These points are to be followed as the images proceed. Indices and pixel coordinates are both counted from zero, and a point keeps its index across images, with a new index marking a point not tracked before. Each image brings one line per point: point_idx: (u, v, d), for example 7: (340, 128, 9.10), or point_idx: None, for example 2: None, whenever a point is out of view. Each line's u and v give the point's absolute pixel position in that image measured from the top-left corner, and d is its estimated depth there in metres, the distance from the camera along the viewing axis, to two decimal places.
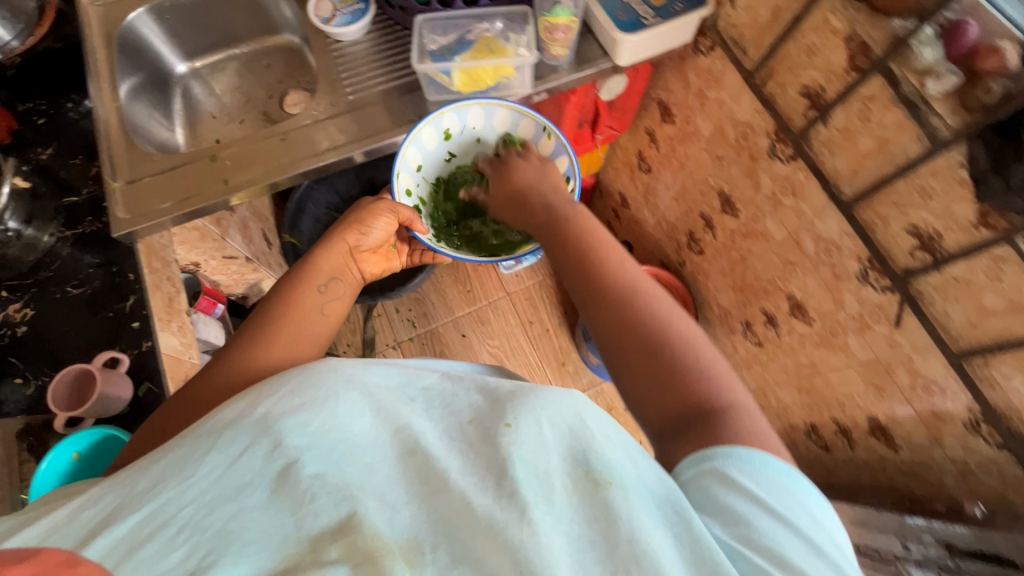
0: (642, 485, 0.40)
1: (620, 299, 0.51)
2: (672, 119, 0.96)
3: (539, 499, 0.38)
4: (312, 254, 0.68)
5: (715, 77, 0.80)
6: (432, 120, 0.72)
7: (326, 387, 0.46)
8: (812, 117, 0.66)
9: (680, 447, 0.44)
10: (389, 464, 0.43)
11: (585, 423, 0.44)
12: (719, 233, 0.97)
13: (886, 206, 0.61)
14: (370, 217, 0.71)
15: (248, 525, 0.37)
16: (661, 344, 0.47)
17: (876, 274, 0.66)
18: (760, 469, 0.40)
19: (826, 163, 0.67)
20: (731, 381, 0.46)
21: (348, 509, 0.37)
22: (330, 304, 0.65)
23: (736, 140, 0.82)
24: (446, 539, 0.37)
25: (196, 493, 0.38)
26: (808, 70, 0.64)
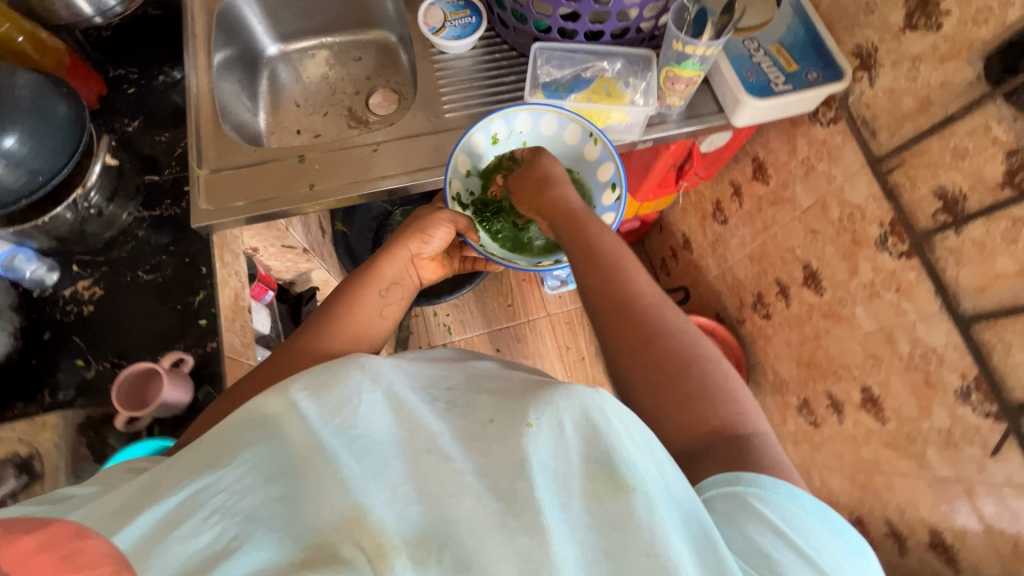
0: (669, 496, 0.39)
1: (644, 316, 0.53)
2: (766, 179, 0.91)
3: (557, 504, 0.37)
4: (373, 257, 0.64)
5: (831, 150, 0.75)
6: (483, 125, 0.67)
7: (341, 377, 0.44)
8: (942, 221, 0.62)
9: (701, 467, 0.48)
10: (403, 456, 0.40)
11: (611, 424, 0.40)
12: (793, 304, 0.93)
13: (1012, 332, 0.57)
14: (432, 226, 0.65)
15: (272, 512, 0.37)
16: (690, 363, 0.51)
17: (980, 397, 0.62)
18: (786, 503, 0.43)
19: (947, 271, 0.63)
20: (746, 403, 0.51)
21: (358, 500, 0.36)
22: (387, 308, 0.62)
23: (839, 220, 0.77)
24: (452, 541, 0.35)
25: (230, 480, 0.39)
26: (949, 173, 0.59)
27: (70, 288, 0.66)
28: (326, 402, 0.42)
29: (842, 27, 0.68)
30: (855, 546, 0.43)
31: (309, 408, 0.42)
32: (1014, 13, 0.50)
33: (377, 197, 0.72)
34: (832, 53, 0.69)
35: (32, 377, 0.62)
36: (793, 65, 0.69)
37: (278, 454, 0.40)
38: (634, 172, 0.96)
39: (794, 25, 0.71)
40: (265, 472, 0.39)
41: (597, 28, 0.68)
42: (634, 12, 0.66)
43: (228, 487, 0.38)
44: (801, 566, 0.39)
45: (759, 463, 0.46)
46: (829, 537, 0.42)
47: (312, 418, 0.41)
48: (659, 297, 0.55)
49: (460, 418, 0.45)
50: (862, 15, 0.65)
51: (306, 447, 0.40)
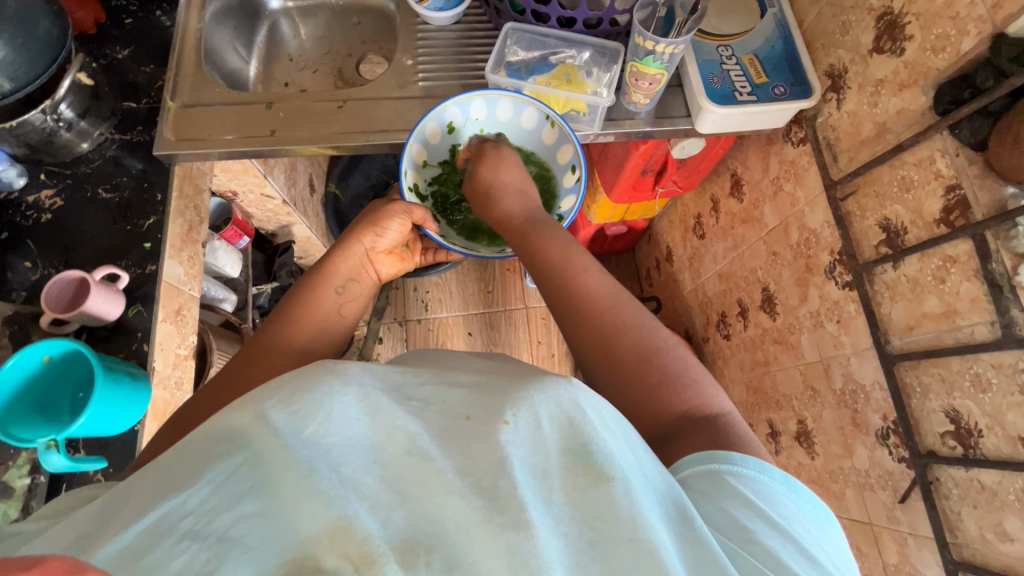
0: (649, 485, 0.39)
1: (602, 316, 0.52)
2: (740, 196, 0.90)
3: (541, 501, 0.36)
4: (326, 256, 0.64)
5: (797, 171, 0.73)
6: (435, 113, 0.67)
7: (312, 383, 0.40)
8: (883, 254, 0.60)
9: (674, 452, 0.47)
10: (381, 460, 0.37)
11: (587, 415, 0.39)
12: (750, 327, 0.91)
13: (931, 375, 0.55)
14: (385, 218, 0.65)
15: (249, 530, 0.33)
16: (649, 357, 0.51)
17: (897, 440, 0.60)
18: (753, 476, 0.42)
19: (881, 306, 0.60)
20: (709, 387, 0.51)
21: (341, 509, 0.34)
22: (344, 306, 0.62)
23: (797, 244, 0.75)
24: (440, 543, 0.33)
25: (196, 502, 0.34)
26: (895, 205, 0.57)
27: (34, 195, 0.70)
28: (298, 412, 0.38)
29: (820, 46, 0.66)
30: (825, 515, 0.42)
31: (280, 421, 0.37)
32: (968, 43, 0.49)
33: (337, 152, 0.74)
34: (805, 71, 0.67)
35: None
36: (762, 78, 0.68)
37: (249, 471, 0.36)
38: (610, 171, 0.95)
39: (774, 38, 0.70)
40: (233, 489, 0.35)
41: (569, 15, 0.68)
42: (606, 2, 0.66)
43: (194, 510, 0.34)
44: (778, 541, 0.39)
45: (732, 441, 0.46)
46: (801, 506, 0.42)
47: (284, 430, 0.37)
48: (615, 290, 0.54)
49: (434, 412, 0.42)
50: (838, 35, 0.63)
51: (279, 463, 0.36)
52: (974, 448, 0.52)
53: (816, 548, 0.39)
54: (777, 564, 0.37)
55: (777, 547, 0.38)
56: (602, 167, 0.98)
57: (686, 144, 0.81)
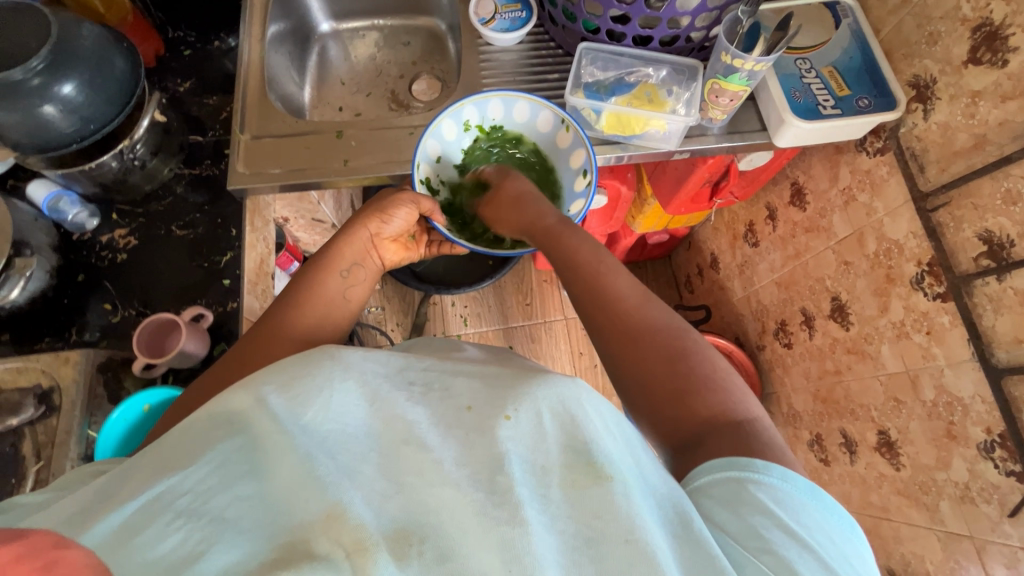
0: (648, 484, 0.39)
1: (626, 316, 0.51)
2: (803, 205, 0.89)
3: (536, 499, 0.36)
4: (330, 239, 0.61)
5: (874, 182, 0.72)
6: (453, 111, 0.68)
7: (311, 370, 0.40)
8: (984, 266, 0.59)
9: (695, 459, 0.45)
10: (378, 450, 0.38)
11: (586, 411, 0.39)
12: (817, 336, 0.90)
13: None
14: (393, 207, 0.61)
15: (245, 512, 0.34)
16: (673, 357, 0.48)
17: (1004, 453, 0.60)
18: (776, 486, 0.40)
19: (984, 319, 0.60)
20: (740, 393, 0.48)
21: (337, 496, 0.34)
22: (349, 290, 0.60)
23: (875, 254, 0.74)
24: (432, 532, 0.33)
25: (195, 481, 0.36)
26: (998, 217, 0.57)
27: (107, 234, 0.69)
28: (296, 396, 0.38)
29: (901, 56, 0.66)
30: (848, 528, 0.40)
31: (279, 405, 0.38)
32: None
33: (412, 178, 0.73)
34: (887, 82, 0.66)
35: (63, 315, 0.65)
36: (844, 91, 0.67)
37: (247, 454, 0.37)
38: (667, 184, 0.95)
39: (851, 49, 0.69)
40: (234, 471, 0.36)
41: (646, 35, 0.68)
42: (687, 20, 0.66)
43: (192, 489, 0.35)
44: (799, 554, 0.37)
45: (758, 448, 0.43)
46: (823, 515, 0.40)
47: (282, 415, 0.38)
48: (636, 288, 0.53)
49: (435, 402, 0.42)
50: (923, 45, 0.63)
51: (278, 448, 0.36)
52: None
53: (841, 563, 0.37)
54: None
55: (793, 558, 0.37)
56: (656, 180, 0.98)
57: (752, 156, 0.81)
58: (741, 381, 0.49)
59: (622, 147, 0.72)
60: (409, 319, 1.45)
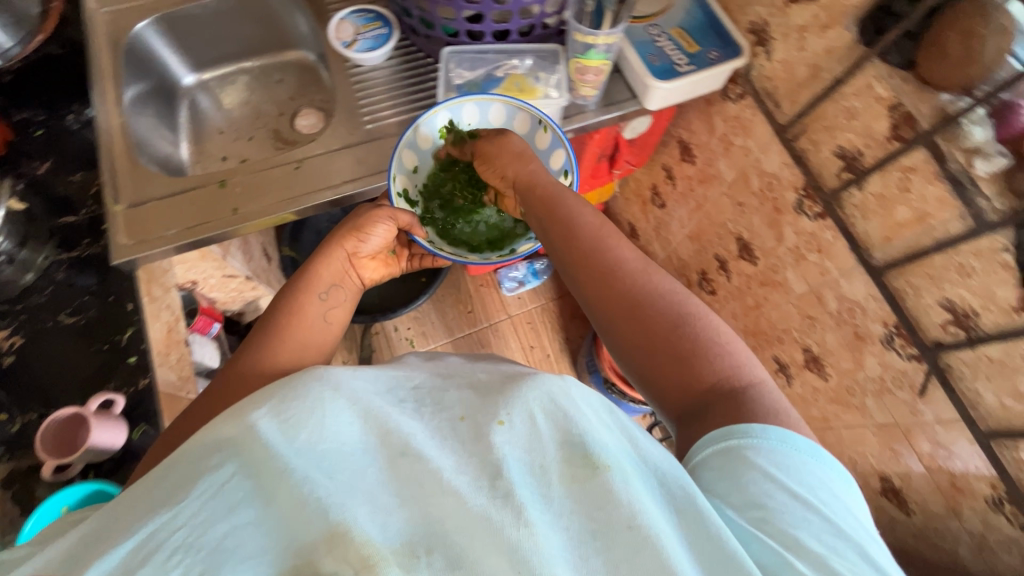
0: (648, 465, 0.39)
1: (628, 283, 0.52)
2: (692, 159, 0.94)
3: (538, 499, 0.35)
4: (305, 263, 0.59)
5: (743, 124, 0.78)
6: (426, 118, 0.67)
7: (302, 395, 0.39)
8: (847, 179, 0.65)
9: (702, 427, 0.46)
10: (377, 464, 0.37)
11: (573, 398, 0.40)
12: (733, 277, 0.96)
13: (919, 276, 0.61)
14: (370, 223, 0.60)
15: (244, 541, 0.33)
16: (678, 325, 0.50)
17: (902, 341, 0.65)
18: (783, 449, 0.41)
19: (857, 226, 0.66)
20: (743, 355, 0.49)
21: (339, 515, 0.33)
22: (331, 312, 0.56)
23: (760, 190, 0.80)
24: (440, 542, 0.32)
25: (188, 515, 0.34)
26: (846, 133, 0.63)
27: None
28: (288, 419, 0.37)
29: (736, 6, 0.71)
30: (850, 489, 0.41)
31: (271, 429, 0.37)
32: None
33: (310, 211, 0.72)
34: (730, 32, 0.72)
35: None
36: (695, 48, 0.73)
37: (243, 481, 0.35)
38: None
39: (692, 8, 0.74)
40: (229, 499, 0.34)
41: (503, 28, 0.70)
42: (536, 8, 0.68)
43: (187, 523, 0.33)
44: (801, 515, 0.37)
45: (766, 412, 0.44)
46: (823, 472, 0.40)
47: (274, 440, 0.36)
48: (634, 255, 0.54)
49: (429, 417, 0.42)
50: None
51: (273, 473, 0.35)
52: (975, 328, 0.57)
53: (846, 521, 0.38)
54: (795, 545, 0.36)
55: (795, 525, 0.37)
56: None
57: (634, 123, 0.86)
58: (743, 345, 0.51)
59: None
60: (354, 355, 1.42)
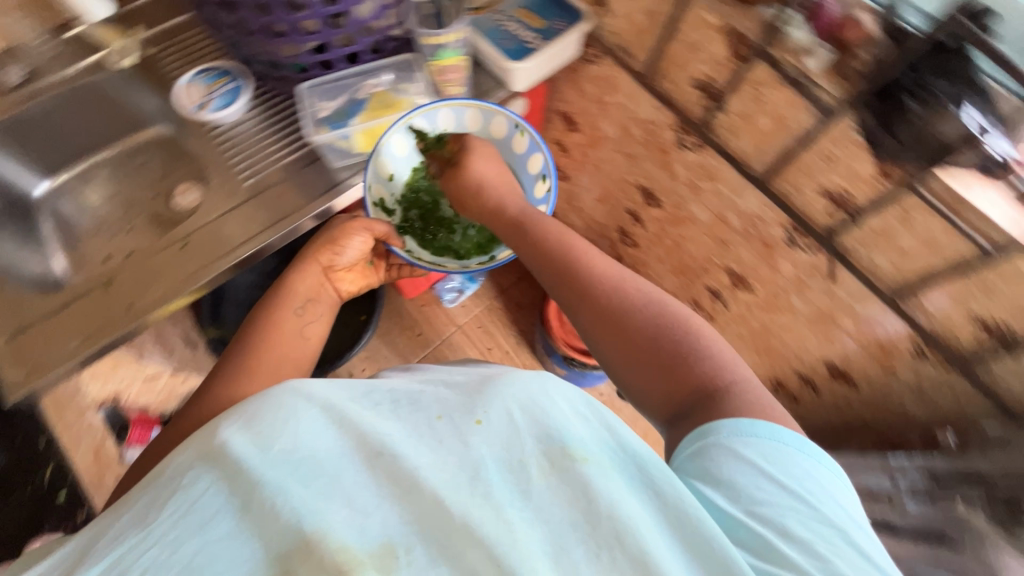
0: (624, 446, 0.38)
1: (610, 294, 0.52)
2: (577, 127, 0.97)
3: (516, 497, 0.34)
4: (281, 278, 0.62)
5: (609, 81, 0.81)
6: (399, 126, 0.69)
7: (276, 409, 0.37)
8: (711, 106, 0.69)
9: (687, 429, 0.44)
10: (355, 468, 0.35)
11: (550, 392, 0.40)
12: (648, 225, 1.00)
13: (796, 175, 0.66)
14: (345, 236, 0.64)
15: (218, 556, 0.31)
16: (660, 332, 0.49)
17: (802, 237, 0.71)
18: (770, 442, 0.40)
19: (732, 145, 0.71)
20: (730, 356, 0.48)
21: (314, 523, 0.31)
22: (308, 325, 0.58)
23: (643, 137, 0.83)
24: (423, 539, 0.32)
25: (161, 534, 0.32)
26: (696, 65, 0.67)
27: None
28: (260, 431, 0.36)
29: None
30: (841, 485, 0.39)
31: (243, 442, 0.35)
32: None
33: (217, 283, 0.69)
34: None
35: None
36: (539, 21, 0.75)
37: (217, 495, 0.33)
38: None
39: None
40: (201, 516, 0.33)
41: (350, 52, 0.69)
42: (377, 23, 0.67)
43: (160, 541, 0.32)
44: (786, 499, 0.37)
45: (761, 410, 0.42)
46: (811, 464, 0.39)
47: (246, 452, 0.35)
48: (613, 265, 0.54)
49: (405, 416, 0.40)
50: None
51: (245, 487, 0.33)
52: (854, 207, 0.62)
53: (832, 509, 0.37)
54: (783, 531, 0.35)
55: (784, 517, 0.36)
56: None
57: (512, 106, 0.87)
58: (732, 350, 0.49)
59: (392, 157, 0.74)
60: None
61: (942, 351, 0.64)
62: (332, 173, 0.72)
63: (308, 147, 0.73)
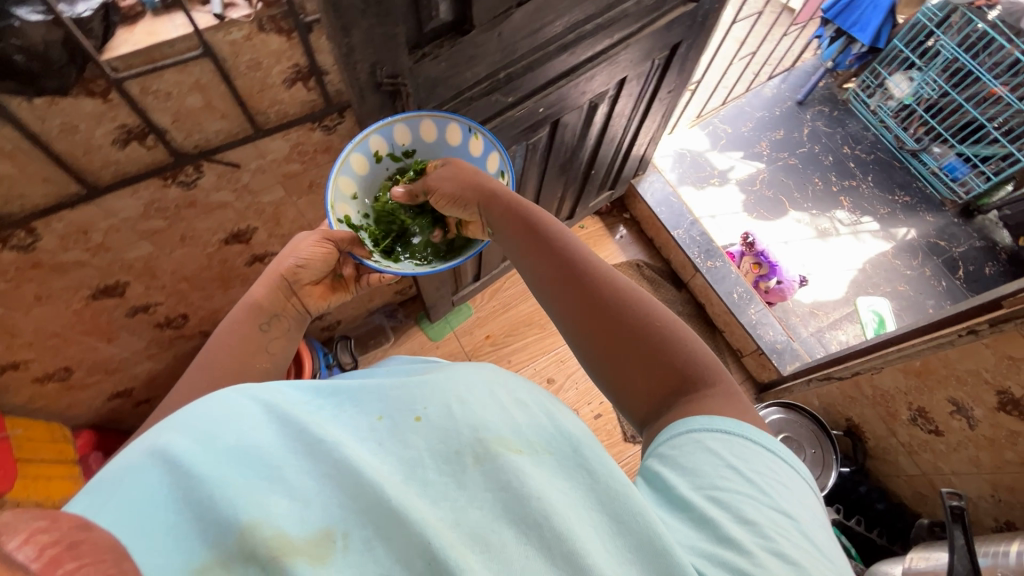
0: (565, 435, 0.46)
1: (599, 283, 0.57)
2: (123, 271, 0.85)
3: (560, 475, 0.43)
4: (245, 295, 0.66)
5: (73, 228, 0.72)
6: (358, 145, 0.68)
7: (225, 400, 0.44)
8: (156, 139, 0.67)
9: (670, 404, 0.52)
10: (301, 460, 0.40)
11: (510, 381, 0.51)
12: (272, 242, 0.99)
13: (264, 98, 0.70)
14: (302, 245, 0.68)
15: (149, 537, 0.34)
16: (634, 330, 0.55)
17: (324, 119, 0.77)
18: (737, 438, 0.47)
19: (208, 140, 0.71)
20: (694, 348, 0.55)
21: (260, 511, 0.36)
22: (273, 345, 0.66)
23: (166, 217, 0.79)
24: (363, 522, 0.37)
25: (129, 487, 0.37)
26: (99, 133, 0.62)
27: None
28: (208, 428, 0.41)
29: None
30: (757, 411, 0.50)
31: (181, 442, 0.39)
32: None
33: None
34: None
35: None
36: None
37: (169, 479, 0.37)
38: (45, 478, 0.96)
39: None
40: (133, 505, 0.36)
41: None
42: None
43: (119, 503, 0.35)
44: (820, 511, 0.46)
45: (741, 412, 0.50)
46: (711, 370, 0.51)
47: (185, 450, 0.39)
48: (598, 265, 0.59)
49: (350, 419, 0.45)
50: None
51: (185, 478, 0.37)
52: (307, 68, 0.69)
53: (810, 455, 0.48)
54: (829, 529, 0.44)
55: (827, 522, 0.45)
56: None
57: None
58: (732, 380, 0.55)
59: None
60: None
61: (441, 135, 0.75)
62: None
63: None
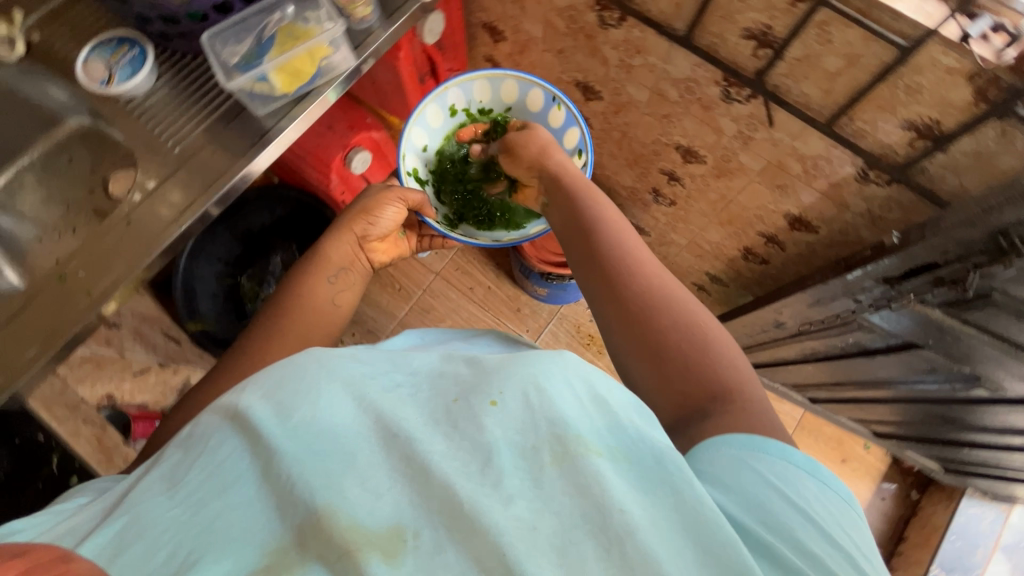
0: (644, 457, 0.38)
1: (631, 278, 0.54)
2: (604, 93, 0.93)
3: (639, 496, 0.36)
4: (318, 245, 0.73)
5: (636, 43, 0.78)
6: (437, 95, 0.89)
7: (306, 376, 0.44)
8: (766, 55, 0.66)
9: (695, 427, 0.46)
10: (372, 446, 0.39)
11: (592, 384, 0.43)
12: (687, 181, 0.98)
13: (870, 111, 0.62)
14: (377, 206, 0.75)
15: (231, 518, 0.36)
16: (689, 327, 0.51)
17: (876, 171, 0.68)
18: (780, 462, 0.41)
19: (791, 92, 0.67)
20: (723, 348, 0.51)
21: (325, 496, 0.36)
22: (341, 294, 0.70)
23: (680, 96, 0.81)
24: (428, 521, 0.35)
25: (197, 476, 0.39)
26: (748, 14, 0.63)
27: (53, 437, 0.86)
28: (281, 403, 0.42)
29: None
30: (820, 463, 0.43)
31: (262, 407, 0.41)
32: None
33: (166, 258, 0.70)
34: None
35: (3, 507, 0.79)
36: None
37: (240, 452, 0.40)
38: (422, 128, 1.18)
39: None
40: (226, 478, 0.38)
41: None
42: None
43: (179, 504, 0.38)
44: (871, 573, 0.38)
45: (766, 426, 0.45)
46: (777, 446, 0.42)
47: (269, 417, 0.41)
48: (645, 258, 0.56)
49: (428, 403, 0.43)
50: None
51: (267, 451, 0.39)
52: (941, 133, 0.59)
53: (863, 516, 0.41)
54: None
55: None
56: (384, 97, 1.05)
57: (430, 23, 0.86)
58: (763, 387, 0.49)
59: (317, 90, 0.73)
60: None
61: (947, 306, 0.63)
62: (260, 122, 0.72)
63: (231, 100, 0.72)
